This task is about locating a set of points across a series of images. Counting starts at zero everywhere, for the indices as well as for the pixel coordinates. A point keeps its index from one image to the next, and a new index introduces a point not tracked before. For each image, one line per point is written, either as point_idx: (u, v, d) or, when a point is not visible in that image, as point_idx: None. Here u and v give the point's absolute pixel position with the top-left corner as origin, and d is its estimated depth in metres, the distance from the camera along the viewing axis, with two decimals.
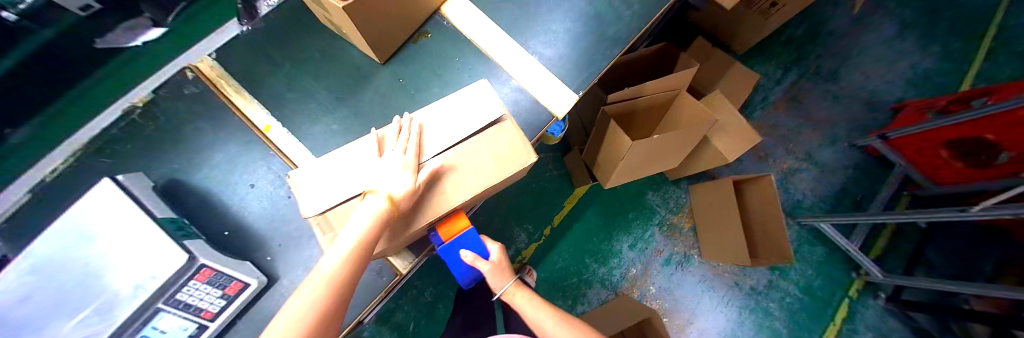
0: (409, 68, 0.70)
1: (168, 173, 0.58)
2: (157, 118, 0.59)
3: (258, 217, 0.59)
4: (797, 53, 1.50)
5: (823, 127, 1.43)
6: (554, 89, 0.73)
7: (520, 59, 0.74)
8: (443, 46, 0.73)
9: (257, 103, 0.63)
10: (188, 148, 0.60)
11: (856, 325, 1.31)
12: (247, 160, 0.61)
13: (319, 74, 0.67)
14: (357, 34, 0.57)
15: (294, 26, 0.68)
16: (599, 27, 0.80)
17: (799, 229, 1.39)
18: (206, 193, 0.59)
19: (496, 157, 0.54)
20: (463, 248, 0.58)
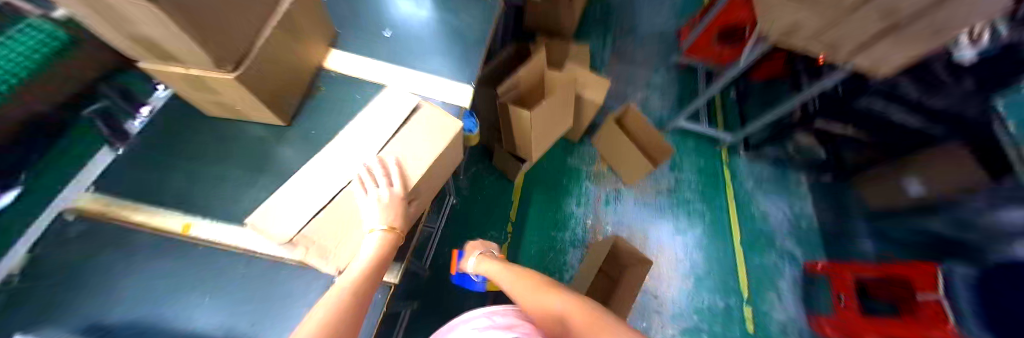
0: (314, 121, 0.78)
1: (83, 321, 0.55)
2: (44, 274, 0.58)
3: (212, 314, 0.59)
4: (604, 25, 2.02)
5: (646, 62, 1.91)
6: (447, 90, 0.87)
7: (407, 78, 0.87)
8: (338, 92, 0.83)
9: (164, 212, 0.65)
10: (95, 286, 0.58)
11: (740, 177, 1.68)
12: (175, 267, 0.62)
13: (224, 159, 0.72)
14: (255, 101, 0.65)
15: (181, 137, 0.74)
16: (456, 39, 0.99)
17: (672, 132, 1.75)
18: (138, 322, 0.57)
19: (429, 134, 0.64)
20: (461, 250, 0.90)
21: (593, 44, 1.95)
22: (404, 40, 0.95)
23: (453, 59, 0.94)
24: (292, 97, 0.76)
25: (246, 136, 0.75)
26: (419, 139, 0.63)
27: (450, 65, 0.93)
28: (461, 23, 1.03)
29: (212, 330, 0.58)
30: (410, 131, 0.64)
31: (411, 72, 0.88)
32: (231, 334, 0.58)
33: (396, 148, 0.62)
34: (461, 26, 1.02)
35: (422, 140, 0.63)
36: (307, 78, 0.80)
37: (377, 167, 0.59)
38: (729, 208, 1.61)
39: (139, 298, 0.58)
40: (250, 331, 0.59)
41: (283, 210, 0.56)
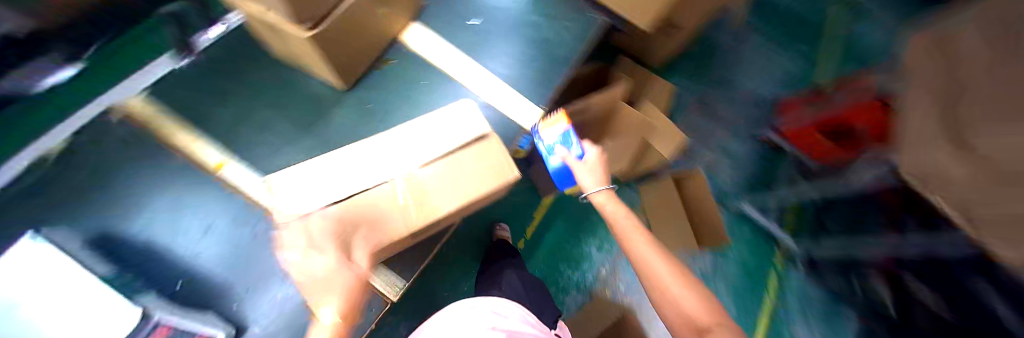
0: (371, 95, 0.76)
1: (99, 227, 0.59)
2: (83, 165, 0.61)
3: (212, 262, 0.63)
4: (697, 65, 1.74)
5: (729, 124, 1.66)
6: (518, 105, 0.80)
7: (480, 78, 0.81)
8: (407, 71, 0.78)
9: (204, 142, 0.68)
10: (117, 194, 0.62)
11: (785, 293, 1.51)
12: (191, 200, 0.65)
13: (283, 105, 0.73)
14: (320, 62, 0.62)
15: (247, 63, 0.75)
16: (544, 48, 0.88)
17: (730, 212, 1.58)
18: (149, 245, 0.61)
19: (485, 167, 0.54)
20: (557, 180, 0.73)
21: (680, 83, 1.72)
22: (486, 34, 0.87)
23: (532, 75, 0.85)
24: (358, 62, 0.71)
25: (305, 85, 0.75)
26: (470, 163, 0.53)
27: (526, 78, 0.84)
28: (555, 31, 0.91)
29: (210, 280, 0.62)
30: (459, 161, 0.53)
31: (485, 80, 0.82)
32: (231, 293, 0.62)
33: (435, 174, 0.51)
34: (555, 35, 0.90)
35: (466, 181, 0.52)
36: (382, 47, 0.76)
37: (404, 184, 0.49)
38: (759, 319, 1.47)
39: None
40: (251, 295, 0.63)
41: (295, 177, 0.47)
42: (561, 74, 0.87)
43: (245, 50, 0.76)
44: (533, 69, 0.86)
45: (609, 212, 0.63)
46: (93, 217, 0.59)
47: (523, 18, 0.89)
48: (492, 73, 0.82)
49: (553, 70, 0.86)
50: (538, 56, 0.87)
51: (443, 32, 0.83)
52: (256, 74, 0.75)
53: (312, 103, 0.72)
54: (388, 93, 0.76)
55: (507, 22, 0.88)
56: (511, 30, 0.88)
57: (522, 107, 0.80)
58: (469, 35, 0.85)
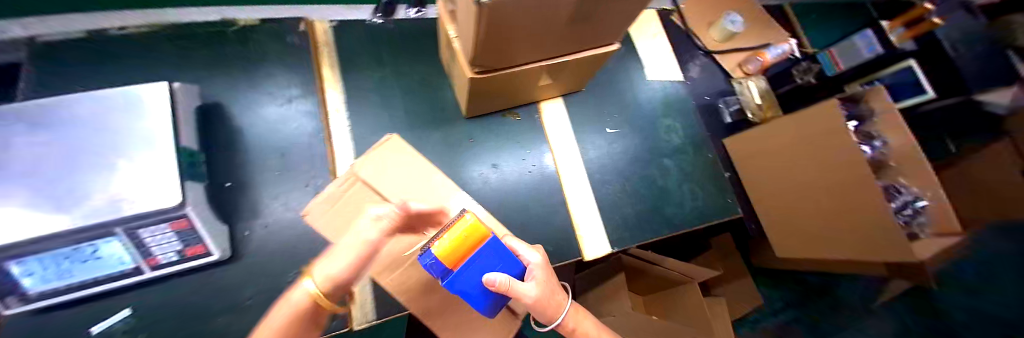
0: (490, 134, 0.76)
1: (225, 176, 0.57)
2: (230, 107, 0.61)
3: (297, 253, 0.58)
4: None
5: None
6: (620, 190, 0.80)
7: (591, 156, 0.81)
8: (527, 127, 0.79)
9: (344, 111, 0.67)
10: (246, 146, 0.60)
11: None
12: (301, 177, 0.61)
13: (409, 120, 0.71)
14: (469, 91, 0.63)
15: (398, 57, 0.74)
16: (660, 131, 0.88)
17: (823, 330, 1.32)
18: (255, 210, 0.58)
19: None
20: (490, 272, 0.34)
21: None
22: (611, 105, 0.87)
23: (654, 158, 0.85)
24: (489, 107, 0.74)
25: (437, 101, 0.74)
26: None
27: (636, 159, 0.84)
28: (678, 116, 0.91)
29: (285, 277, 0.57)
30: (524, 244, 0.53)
31: (607, 154, 0.82)
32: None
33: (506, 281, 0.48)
34: (678, 122, 0.90)
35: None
36: (515, 102, 0.77)
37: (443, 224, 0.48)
38: None
39: (274, 221, 0.58)
40: (334, 322, 0.56)
41: (393, 166, 0.49)
42: (670, 162, 0.85)
43: (405, 42, 0.75)
44: (654, 150, 0.86)
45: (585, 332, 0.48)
46: (223, 166, 0.58)
47: (652, 95, 0.91)
48: (615, 146, 0.83)
49: (674, 154, 0.86)
50: (660, 134, 0.88)
51: (574, 96, 0.85)
52: (399, 70, 0.73)
53: (449, 140, 0.73)
54: (512, 136, 0.78)
55: (637, 96, 0.90)
56: (639, 106, 0.89)
57: (637, 189, 0.81)
58: (595, 101, 0.86)
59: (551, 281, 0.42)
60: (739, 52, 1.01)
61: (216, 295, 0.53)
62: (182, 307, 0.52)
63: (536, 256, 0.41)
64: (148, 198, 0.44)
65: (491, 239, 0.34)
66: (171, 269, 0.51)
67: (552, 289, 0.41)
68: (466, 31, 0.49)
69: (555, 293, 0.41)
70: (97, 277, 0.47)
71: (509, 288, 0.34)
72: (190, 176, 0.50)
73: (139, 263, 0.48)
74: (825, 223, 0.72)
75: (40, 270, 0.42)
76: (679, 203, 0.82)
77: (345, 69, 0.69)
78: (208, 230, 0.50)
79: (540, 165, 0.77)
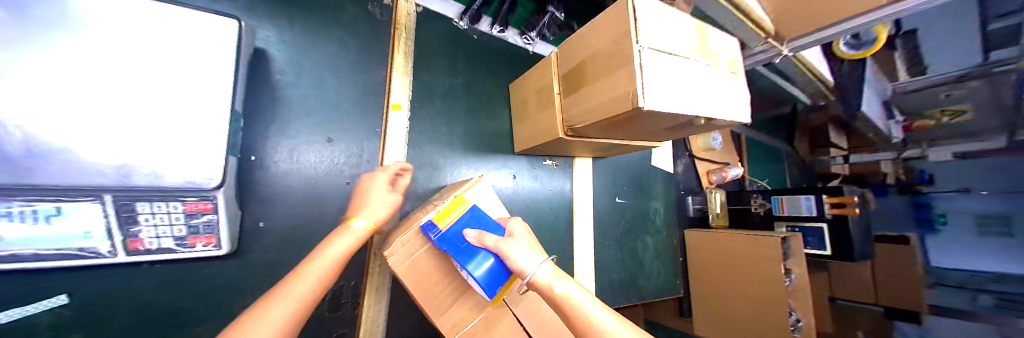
0: (528, 175, 0.78)
1: (255, 147, 0.46)
2: (280, 63, 0.50)
3: None
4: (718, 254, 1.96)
5: None
6: (612, 257, 0.90)
7: (599, 218, 0.90)
8: (557, 178, 0.84)
9: (406, 109, 0.60)
10: (287, 116, 0.49)
11: None
12: (340, 169, 0.53)
13: (465, 139, 0.68)
14: (541, 141, 0.65)
15: (471, 71, 0.70)
16: (649, 211, 1.03)
17: None
18: (278, 195, 0.48)
19: None
20: (468, 228, 0.41)
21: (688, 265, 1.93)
22: (624, 176, 0.98)
23: (640, 234, 0.98)
24: (537, 151, 0.77)
25: (495, 129, 0.73)
26: None
27: (629, 230, 0.96)
28: (663, 202, 1.07)
29: None
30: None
31: (610, 221, 0.92)
32: (321, 337, 0.48)
33: (537, 320, 0.46)
34: (662, 207, 1.07)
35: None
36: (557, 152, 0.81)
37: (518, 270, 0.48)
38: None
39: (300, 216, 0.50)
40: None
41: (486, 198, 0.49)
42: (649, 238, 1.00)
43: (483, 59, 0.72)
44: (642, 227, 0.99)
45: (599, 324, 0.33)
46: (255, 134, 0.46)
47: (653, 179, 1.06)
48: (618, 214, 0.94)
49: (654, 233, 1.02)
50: (649, 215, 1.02)
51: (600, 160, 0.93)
52: (471, 86, 0.70)
53: (492, 171, 0.72)
54: (545, 184, 0.81)
55: (642, 175, 1.03)
56: (642, 185, 1.02)
57: (623, 258, 0.93)
58: (616, 171, 0.96)
59: (533, 246, 0.39)
60: (710, 162, 1.26)
61: (212, 297, 0.43)
62: (147, 305, 0.39)
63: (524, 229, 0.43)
64: (186, 173, 0.35)
65: (471, 209, 0.43)
66: (149, 256, 0.37)
67: (523, 248, 0.38)
68: (591, 107, 0.52)
69: (526, 246, 0.39)
70: (37, 252, 0.31)
71: (477, 236, 0.39)
72: (233, 150, 0.40)
73: (118, 242, 0.35)
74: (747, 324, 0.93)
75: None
76: (648, 276, 0.97)
77: (422, 67, 0.63)
78: (230, 217, 0.41)
79: (558, 215, 0.82)
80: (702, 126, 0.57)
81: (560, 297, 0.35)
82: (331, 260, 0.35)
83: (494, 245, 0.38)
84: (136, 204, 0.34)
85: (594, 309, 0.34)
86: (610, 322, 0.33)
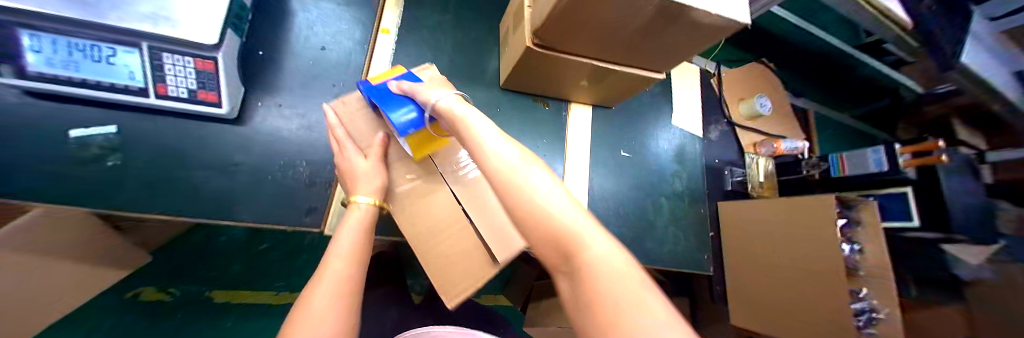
0: (516, 110, 0.78)
1: (259, 44, 0.56)
2: None
3: (293, 142, 0.56)
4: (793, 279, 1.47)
5: None
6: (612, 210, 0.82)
7: (598, 168, 0.84)
8: (550, 120, 0.81)
9: (393, 33, 0.68)
10: (288, 24, 0.59)
11: None
12: (326, 72, 0.61)
13: (450, 67, 0.72)
14: (517, 62, 0.65)
15: (461, 9, 0.76)
16: (665, 171, 0.92)
17: None
18: (272, 84, 0.57)
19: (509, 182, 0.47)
20: (395, 81, 0.45)
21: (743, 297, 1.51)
22: (633, 131, 0.91)
23: (651, 193, 0.88)
24: (526, 87, 0.76)
25: (482, 61, 0.76)
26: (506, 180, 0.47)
27: (636, 187, 0.87)
28: (686, 166, 0.95)
29: (271, 157, 0.54)
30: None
31: (612, 173, 0.86)
32: (292, 205, 0.54)
33: (476, 197, 0.47)
34: (683, 171, 0.94)
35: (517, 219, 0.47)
36: (550, 92, 0.80)
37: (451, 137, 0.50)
38: None
39: (290, 103, 0.57)
40: (309, 219, 0.54)
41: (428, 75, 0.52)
42: (663, 201, 0.89)
43: (475, 1, 0.78)
44: (655, 187, 0.90)
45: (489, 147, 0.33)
46: (260, 34, 0.57)
47: (671, 139, 0.95)
48: (622, 168, 0.87)
49: (670, 196, 0.90)
50: (664, 176, 0.91)
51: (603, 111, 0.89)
52: (460, 22, 0.75)
53: (478, 100, 0.74)
54: (535, 122, 0.80)
55: (658, 133, 0.94)
56: (656, 143, 0.93)
57: (627, 215, 0.84)
58: (621, 124, 0.90)
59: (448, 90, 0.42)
60: (754, 132, 1.08)
61: (209, 152, 0.51)
62: (161, 146, 0.49)
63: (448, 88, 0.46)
64: (192, 28, 0.45)
65: (403, 73, 0.47)
66: (172, 104, 0.48)
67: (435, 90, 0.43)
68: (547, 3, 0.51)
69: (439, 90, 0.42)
70: (98, 82, 0.44)
71: (397, 86, 0.43)
72: (233, 27, 0.50)
73: (149, 85, 0.46)
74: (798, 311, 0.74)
75: (50, 51, 0.40)
76: (660, 240, 0.85)
77: (414, 1, 0.71)
78: (227, 83, 0.50)
79: (549, 156, 0.79)
80: (684, 23, 0.50)
81: (458, 119, 0.36)
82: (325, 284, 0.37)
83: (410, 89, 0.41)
84: (161, 54, 0.45)
85: (486, 133, 0.34)
86: (506, 153, 0.33)
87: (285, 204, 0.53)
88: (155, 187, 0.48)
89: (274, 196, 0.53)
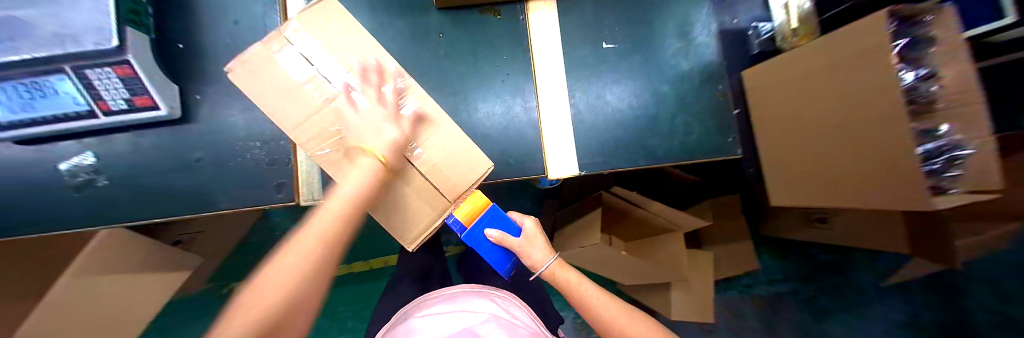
0: (461, 30, 0.67)
1: (178, 41, 0.57)
2: None
3: (243, 127, 0.57)
4: None
5: None
6: (604, 115, 0.70)
7: (578, 71, 0.71)
8: (507, 31, 0.69)
9: None
10: (197, 12, 0.58)
11: None
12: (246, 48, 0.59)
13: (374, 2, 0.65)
14: None
15: None
16: (664, 53, 0.76)
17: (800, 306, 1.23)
18: (203, 77, 0.57)
19: (447, 143, 0.48)
20: (489, 228, 0.50)
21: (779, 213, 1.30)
22: (614, 14, 0.75)
23: (650, 84, 0.74)
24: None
25: None
26: (445, 143, 0.48)
27: (631, 80, 0.74)
28: (693, 38, 0.77)
29: (230, 146, 0.57)
30: (462, 135, 0.49)
31: (596, 74, 0.72)
32: (261, 185, 0.56)
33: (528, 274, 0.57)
34: (689, 44, 0.77)
35: (476, 167, 0.49)
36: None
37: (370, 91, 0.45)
38: None
39: (225, 90, 0.58)
40: (282, 194, 0.56)
41: (330, 20, 0.45)
42: (667, 88, 0.75)
43: None
44: (654, 76, 0.75)
45: (569, 283, 0.53)
46: (177, 30, 0.57)
47: (668, 9, 0.77)
48: (607, 62, 0.73)
49: (675, 79, 0.75)
50: (665, 58, 0.76)
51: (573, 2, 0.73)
52: None
53: (417, 29, 0.66)
54: (488, 37, 0.68)
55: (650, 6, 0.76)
56: (647, 21, 0.75)
57: (624, 117, 0.71)
58: (598, 9, 0.74)
59: (542, 246, 0.53)
60: None
61: (171, 154, 0.55)
62: (130, 156, 0.54)
63: (532, 223, 0.54)
64: (88, 37, 0.42)
65: (490, 210, 0.50)
66: (124, 118, 0.52)
67: (537, 249, 0.52)
68: None
69: (535, 246, 0.52)
70: (55, 115, 0.48)
71: (497, 238, 0.49)
72: (132, 24, 0.49)
73: (92, 105, 0.49)
74: (848, 177, 0.59)
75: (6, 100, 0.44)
76: (668, 135, 0.73)
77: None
78: (154, 83, 0.50)
79: (512, 71, 0.68)
80: None
81: (557, 275, 0.54)
82: (325, 230, 0.37)
83: (519, 248, 0.51)
84: (87, 72, 0.45)
85: (575, 281, 0.54)
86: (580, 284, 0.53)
87: (254, 185, 0.56)
88: (141, 196, 0.53)
89: (239, 182, 0.56)
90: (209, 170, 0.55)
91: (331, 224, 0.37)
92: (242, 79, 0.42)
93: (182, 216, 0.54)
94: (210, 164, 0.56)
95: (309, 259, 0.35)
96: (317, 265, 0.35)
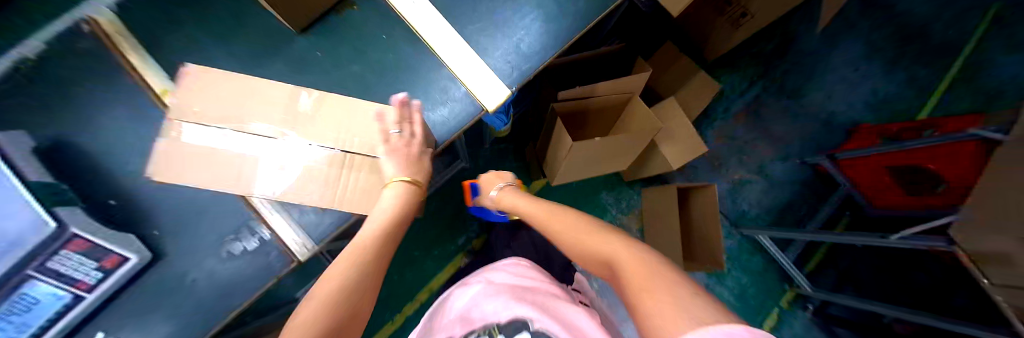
0: (331, 39, 0.70)
1: (109, 197, 0.59)
2: (73, 137, 0.60)
3: (215, 231, 0.62)
4: (762, 68, 1.45)
5: None
6: (496, 34, 0.74)
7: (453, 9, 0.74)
8: (370, 15, 0.71)
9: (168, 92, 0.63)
10: (109, 165, 0.60)
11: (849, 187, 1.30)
12: None
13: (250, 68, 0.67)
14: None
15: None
16: None
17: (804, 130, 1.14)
18: (151, 213, 0.60)
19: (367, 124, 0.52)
20: None
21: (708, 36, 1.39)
22: None
23: None
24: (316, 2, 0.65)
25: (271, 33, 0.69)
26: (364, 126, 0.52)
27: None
28: None
29: (215, 253, 0.61)
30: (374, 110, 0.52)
31: (470, 3, 0.75)
32: (262, 266, 0.62)
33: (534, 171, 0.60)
34: None
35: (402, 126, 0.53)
36: None
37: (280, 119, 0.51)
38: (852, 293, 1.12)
39: (178, 213, 0.61)
40: (282, 261, 0.62)
41: (214, 84, 0.50)
42: None
43: None
44: None
45: None
46: (102, 189, 0.59)
47: None
48: None
49: None
50: None
51: None
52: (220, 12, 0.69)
53: (296, 64, 0.68)
54: (359, 31, 0.71)
55: None
56: None
57: (516, 25, 0.74)
58: None
59: None
60: None
61: (168, 290, 0.59)
62: (133, 311, 0.57)
63: None
64: (30, 233, 0.46)
65: None
66: (106, 285, 0.53)
67: None
68: None
69: None
70: (48, 318, 0.50)
71: None
72: (59, 205, 0.50)
73: (72, 290, 0.50)
74: None
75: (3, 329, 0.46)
76: (559, 19, 0.76)
77: (167, 57, 0.66)
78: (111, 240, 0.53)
79: (398, 46, 0.71)
80: None
81: None
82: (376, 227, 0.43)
83: None
84: (50, 264, 0.47)
85: None
86: None
87: (256, 270, 0.62)
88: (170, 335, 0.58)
89: (242, 275, 0.61)
90: (211, 282, 0.60)
91: (378, 223, 0.43)
92: (167, 174, 0.49)
93: (212, 330, 0.59)
94: (207, 276, 0.60)
95: (373, 250, 0.39)
96: (373, 251, 0.38)
